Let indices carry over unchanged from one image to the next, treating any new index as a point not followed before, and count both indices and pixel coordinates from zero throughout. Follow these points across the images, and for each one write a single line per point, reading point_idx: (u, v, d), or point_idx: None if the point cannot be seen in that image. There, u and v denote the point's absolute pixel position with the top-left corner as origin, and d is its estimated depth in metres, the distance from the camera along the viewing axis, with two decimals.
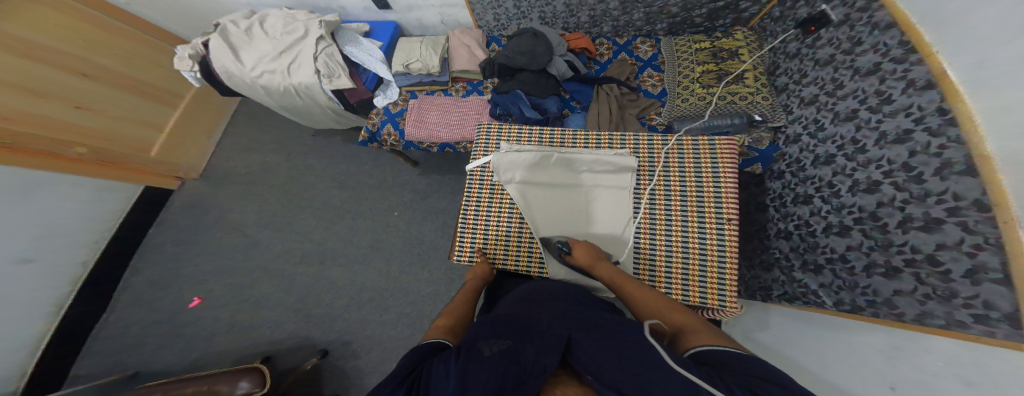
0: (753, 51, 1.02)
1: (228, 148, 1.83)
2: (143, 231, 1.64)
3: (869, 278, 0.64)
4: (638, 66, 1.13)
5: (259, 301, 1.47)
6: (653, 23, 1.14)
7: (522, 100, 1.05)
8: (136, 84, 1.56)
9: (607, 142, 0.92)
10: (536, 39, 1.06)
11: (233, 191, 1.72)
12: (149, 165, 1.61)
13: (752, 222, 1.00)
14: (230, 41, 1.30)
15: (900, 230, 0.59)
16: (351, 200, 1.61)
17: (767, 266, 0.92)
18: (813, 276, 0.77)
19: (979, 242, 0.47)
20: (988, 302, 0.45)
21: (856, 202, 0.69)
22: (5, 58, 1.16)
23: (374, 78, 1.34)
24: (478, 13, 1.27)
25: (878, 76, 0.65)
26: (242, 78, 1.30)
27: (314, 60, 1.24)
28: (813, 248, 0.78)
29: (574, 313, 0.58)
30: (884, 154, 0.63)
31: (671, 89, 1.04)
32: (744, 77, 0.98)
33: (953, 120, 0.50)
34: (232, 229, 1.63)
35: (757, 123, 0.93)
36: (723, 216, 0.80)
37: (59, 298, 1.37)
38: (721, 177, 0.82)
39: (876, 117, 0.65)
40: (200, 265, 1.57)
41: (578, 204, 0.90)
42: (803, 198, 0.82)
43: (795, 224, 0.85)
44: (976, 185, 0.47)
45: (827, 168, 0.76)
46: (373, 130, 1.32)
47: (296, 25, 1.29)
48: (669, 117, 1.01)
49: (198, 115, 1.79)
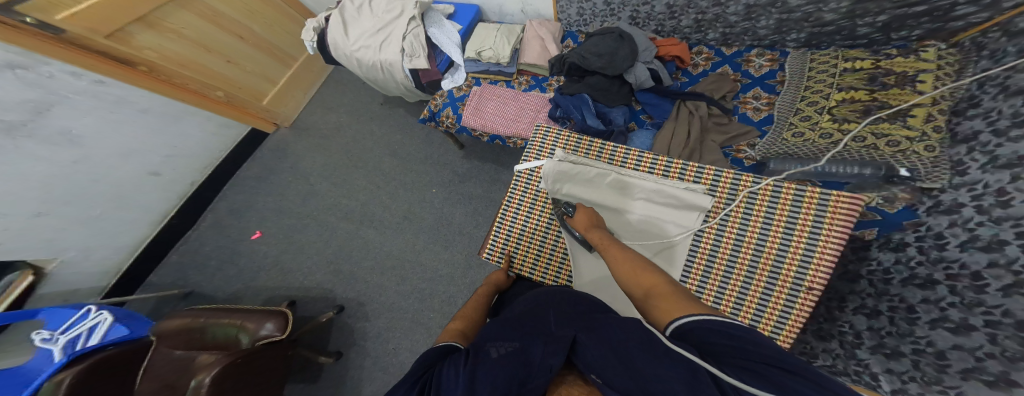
0: (946, 78, 0.67)
1: (315, 104, 2.03)
2: (238, 165, 1.88)
3: (960, 379, 0.46)
4: (744, 83, 0.95)
5: (303, 242, 1.61)
6: (784, 33, 0.91)
7: (587, 107, 0.94)
8: (268, 45, 1.78)
9: (678, 172, 0.76)
10: (620, 42, 0.94)
11: (307, 140, 1.91)
12: (261, 112, 1.84)
13: (831, 290, 0.78)
14: (344, 17, 1.41)
15: None
16: (398, 170, 1.66)
17: (826, 335, 0.74)
18: (881, 360, 0.60)
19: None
20: None
21: (1003, 303, 0.45)
22: (195, 20, 1.45)
23: (447, 61, 1.35)
24: (562, 5, 1.18)
25: None
26: (343, 51, 1.41)
27: (402, 39, 1.30)
28: (903, 334, 0.58)
29: (577, 309, 0.49)
30: None
31: (782, 117, 0.85)
32: (909, 115, 0.69)
33: None
34: (298, 175, 1.81)
35: (898, 179, 0.64)
36: (801, 285, 0.62)
37: (168, 206, 1.65)
38: (818, 244, 0.61)
39: None
40: (266, 202, 1.76)
41: (623, 233, 0.77)
42: (921, 281, 0.58)
43: (891, 303, 0.62)
44: None
45: (982, 256, 0.49)
46: (433, 110, 1.32)
47: (396, 4, 1.35)
48: (763, 153, 0.81)
49: (302, 73, 2.00)
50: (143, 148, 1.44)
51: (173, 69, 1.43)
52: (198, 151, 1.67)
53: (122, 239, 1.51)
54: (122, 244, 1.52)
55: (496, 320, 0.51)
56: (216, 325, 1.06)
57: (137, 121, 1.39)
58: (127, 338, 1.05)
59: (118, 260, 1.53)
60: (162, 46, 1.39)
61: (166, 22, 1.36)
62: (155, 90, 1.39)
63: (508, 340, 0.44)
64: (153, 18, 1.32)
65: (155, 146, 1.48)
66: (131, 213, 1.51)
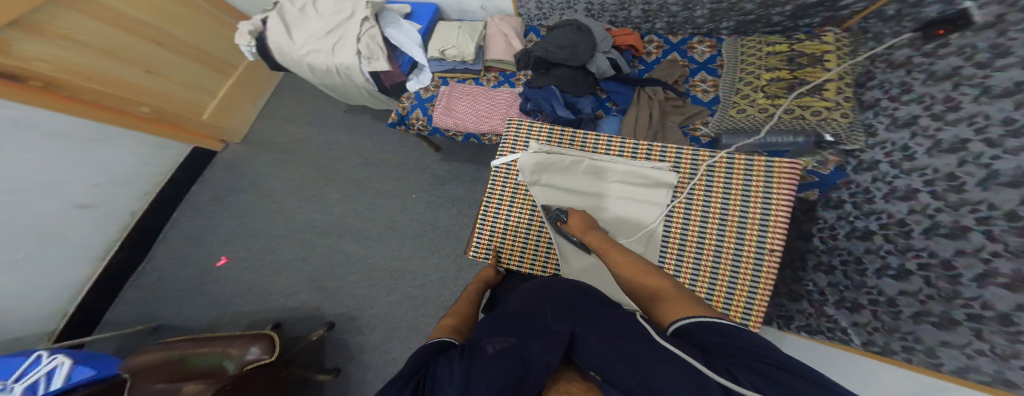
0: (844, 57, 0.80)
1: (268, 115, 1.91)
2: (188, 187, 1.75)
3: (914, 324, 0.54)
4: (690, 68, 1.01)
5: (280, 263, 1.54)
6: (717, 22, 0.99)
7: (555, 98, 0.98)
8: (199, 52, 1.63)
9: (645, 153, 0.82)
10: (580, 33, 0.99)
11: (267, 156, 1.80)
12: (201, 127, 1.70)
13: (789, 250, 0.89)
14: (286, 19, 1.34)
15: (977, 284, 0.46)
16: (372, 179, 1.62)
17: (797, 296, 0.83)
18: (847, 314, 0.68)
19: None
20: None
21: (926, 246, 0.54)
22: (94, 24, 1.27)
23: (410, 62, 1.32)
24: (520, 1, 1.20)
25: (1015, 98, 0.43)
26: (291, 56, 1.34)
27: (356, 41, 1.26)
28: (858, 287, 0.66)
29: (575, 303, 0.50)
30: (985, 198, 0.45)
31: (726, 97, 0.92)
32: (824, 88, 0.80)
33: None
34: (262, 193, 1.71)
35: (825, 144, 0.76)
36: (765, 245, 0.69)
37: (110, 240, 1.52)
38: (772, 207, 0.70)
39: (993, 153, 0.45)
40: (231, 225, 1.66)
41: (602, 216, 0.82)
42: (861, 232, 0.68)
43: (843, 258, 0.71)
44: None
45: (903, 204, 0.59)
46: (403, 113, 1.31)
47: (345, 5, 1.29)
48: (717, 130, 0.89)
49: (248, 83, 1.87)
50: (59, 176, 1.29)
51: (74, 81, 1.27)
52: (133, 175, 1.53)
53: (65, 280, 1.38)
54: (63, 286, 1.38)
55: (490, 316, 0.54)
56: (195, 355, 1.00)
57: (43, 147, 1.22)
58: (96, 378, 0.96)
59: (60, 304, 1.38)
60: (55, 56, 1.21)
61: (57, 27, 1.18)
62: (52, 107, 1.22)
63: (505, 336, 0.46)
64: (41, 24, 1.13)
65: (73, 175, 1.33)
66: (64, 251, 1.36)
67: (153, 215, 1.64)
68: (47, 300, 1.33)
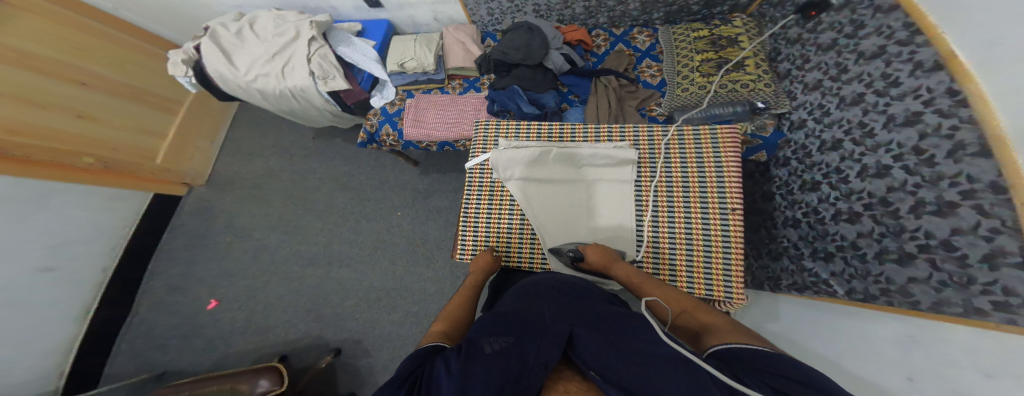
0: (752, 37, 0.98)
1: (228, 152, 1.84)
2: (156, 235, 1.67)
3: (881, 266, 0.62)
4: (636, 57, 1.10)
5: (274, 299, 1.50)
6: (649, 13, 1.12)
7: (520, 96, 1.04)
8: (129, 90, 1.52)
9: (606, 135, 0.89)
10: (531, 33, 1.06)
11: (235, 195, 1.73)
12: (157, 172, 1.61)
13: (758, 211, 0.98)
14: (222, 45, 1.30)
15: (914, 215, 0.56)
16: (353, 202, 1.62)
17: (777, 255, 0.90)
18: (823, 264, 0.76)
19: (995, 226, 0.44)
20: (1008, 288, 0.43)
21: (865, 188, 0.66)
22: (6, 69, 1.15)
23: (370, 78, 1.35)
24: (472, 8, 1.26)
25: (883, 59, 0.63)
26: (236, 83, 1.30)
27: (308, 62, 1.24)
28: (823, 236, 0.76)
29: (577, 305, 0.55)
30: (892, 138, 0.60)
31: (671, 79, 1.01)
32: (744, 64, 0.95)
33: (963, 100, 0.48)
34: (238, 232, 1.65)
35: (760, 110, 0.91)
36: (727, 202, 0.75)
37: (86, 298, 1.43)
38: (725, 168, 0.78)
39: (884, 100, 0.62)
40: (212, 270, 1.59)
41: (579, 200, 0.87)
42: (810, 184, 0.80)
43: (804, 211, 0.82)
44: (990, 166, 0.44)
45: (834, 154, 0.74)
46: (371, 131, 1.32)
47: (287, 27, 1.30)
48: (670, 107, 0.98)
49: (200, 119, 1.78)
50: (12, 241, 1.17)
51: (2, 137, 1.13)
52: (92, 229, 1.43)
53: (42, 347, 1.28)
54: (51, 348, 1.31)
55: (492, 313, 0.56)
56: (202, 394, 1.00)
57: None
58: None
59: (51, 367, 1.32)
60: None
61: None
62: None
63: (504, 336, 0.47)
64: None
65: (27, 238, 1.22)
66: (46, 314, 1.30)
67: (126, 269, 1.56)
68: (38, 365, 1.27)
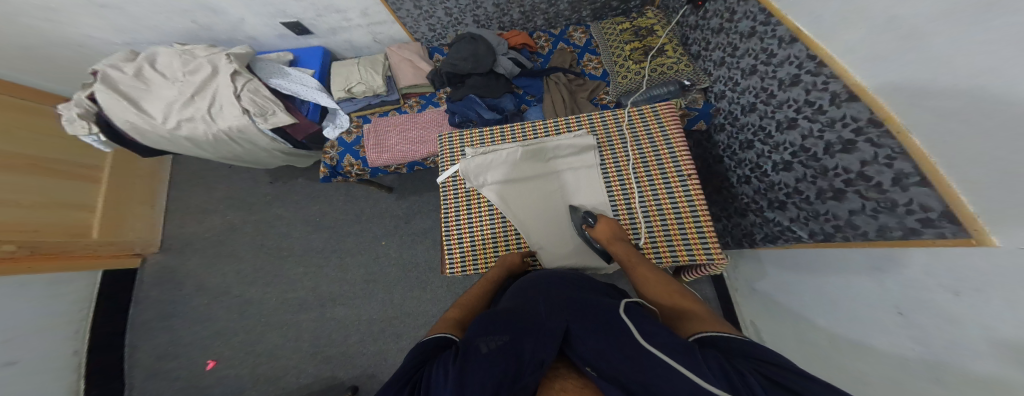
0: (664, 26, 1.12)
1: (177, 215, 1.69)
2: (125, 311, 1.53)
3: (825, 204, 0.73)
4: (577, 53, 1.18)
5: (273, 349, 1.44)
6: (578, 12, 1.20)
7: (477, 104, 1.08)
8: (36, 161, 1.34)
9: (565, 128, 0.96)
10: (475, 42, 1.09)
11: (199, 257, 1.61)
12: (98, 247, 1.46)
13: (715, 174, 1.10)
14: (123, 90, 1.17)
15: (832, 157, 0.68)
16: (333, 240, 1.58)
17: (742, 212, 1.01)
18: (782, 213, 0.86)
19: (889, 153, 0.55)
20: (924, 205, 0.51)
21: (786, 139, 0.79)
22: None
23: (316, 108, 1.30)
24: (412, 27, 1.27)
25: (756, 38, 0.81)
26: (156, 133, 1.20)
27: (237, 99, 1.16)
28: (773, 187, 0.87)
29: (570, 300, 0.57)
30: (787, 96, 0.75)
31: (611, 69, 1.09)
32: (665, 50, 1.07)
33: (822, 63, 0.65)
34: (213, 294, 1.55)
35: (688, 88, 1.02)
36: (684, 174, 0.84)
37: (66, 389, 1.30)
38: (673, 141, 0.88)
39: (771, 67, 0.78)
40: (194, 339, 1.48)
41: (552, 192, 0.91)
42: (746, 143, 0.93)
43: (749, 168, 0.94)
44: (862, 108, 0.58)
45: (753, 115, 0.88)
46: (333, 164, 1.28)
47: (198, 62, 1.21)
48: (617, 94, 1.06)
49: (132, 182, 1.62)
50: None
51: None
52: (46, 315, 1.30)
53: None
54: None
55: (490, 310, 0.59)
56: None
57: None
58: None
59: None
60: None
61: None
62: None
63: (498, 335, 0.49)
64: None
65: None
66: None
67: (104, 352, 1.42)
68: None
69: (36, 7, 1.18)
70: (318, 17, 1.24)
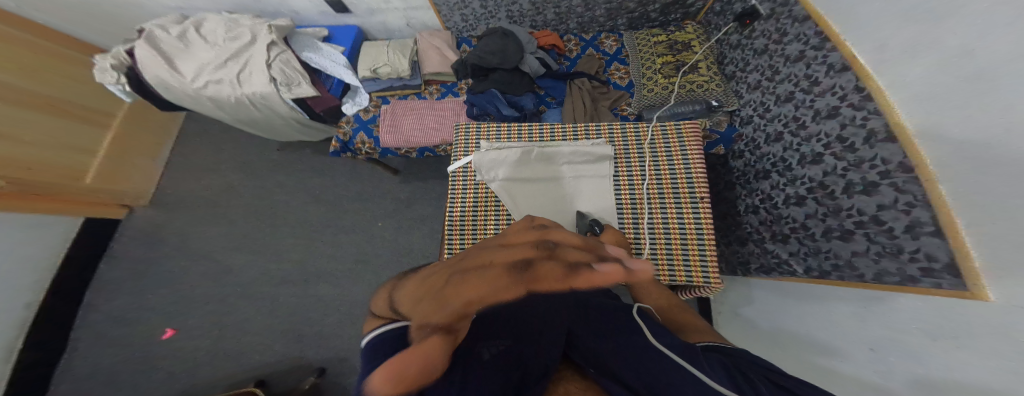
0: (702, 42, 1.11)
1: (178, 171, 1.70)
2: (93, 266, 1.52)
3: (830, 243, 0.70)
4: (605, 60, 1.17)
5: (239, 325, 1.40)
6: (614, 19, 1.21)
7: (499, 99, 1.08)
8: (48, 102, 1.37)
9: (582, 135, 0.94)
10: (506, 39, 1.10)
11: (192, 215, 1.61)
12: (93, 193, 1.48)
13: (723, 200, 1.06)
14: (163, 48, 1.21)
15: (852, 195, 0.65)
16: (329, 215, 1.56)
17: (742, 240, 0.97)
18: (782, 246, 0.84)
19: (910, 200, 0.52)
20: (929, 254, 0.49)
21: (806, 174, 0.76)
22: None
23: (339, 85, 1.32)
24: (446, 15, 1.29)
25: (804, 62, 0.77)
26: (183, 90, 1.22)
27: (269, 67, 1.19)
28: (779, 220, 0.84)
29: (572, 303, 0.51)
30: (820, 129, 0.72)
31: (637, 80, 1.09)
32: (698, 67, 1.06)
33: (869, 94, 0.59)
34: (194, 256, 1.53)
35: (715, 108, 0.99)
36: (696, 194, 0.80)
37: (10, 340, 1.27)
38: (690, 159, 0.85)
39: (809, 97, 0.75)
40: (166, 298, 1.46)
41: (559, 198, 0.87)
42: (763, 173, 0.90)
43: (760, 198, 0.91)
44: (896, 150, 0.54)
45: (777, 145, 0.85)
46: (345, 140, 1.28)
47: (241, 30, 1.24)
48: (639, 107, 1.04)
49: (139, 134, 1.65)
50: None
51: None
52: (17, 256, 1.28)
53: None
54: None
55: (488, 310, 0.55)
56: None
57: None
58: None
59: None
60: None
61: None
62: None
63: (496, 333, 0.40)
64: None
65: None
66: None
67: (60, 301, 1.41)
68: None
69: None
70: None
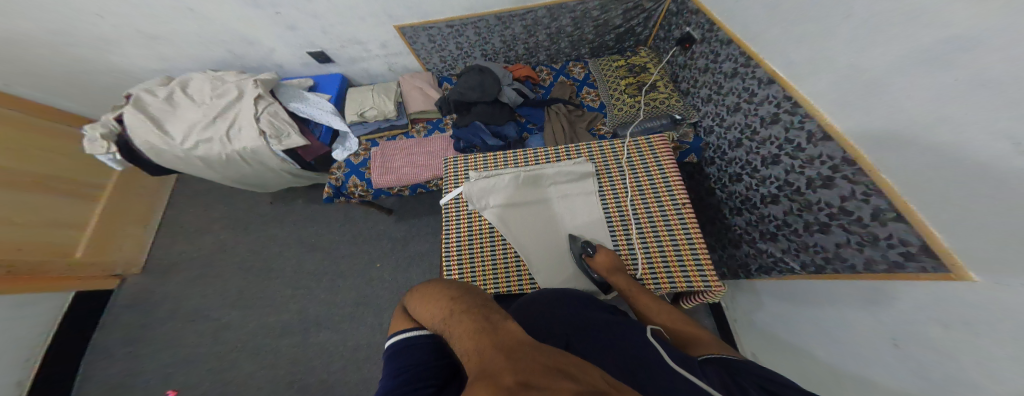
0: (654, 65, 1.20)
1: (170, 234, 1.70)
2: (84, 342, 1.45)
3: (812, 237, 0.73)
4: (577, 86, 1.25)
5: (240, 385, 1.34)
6: (578, 49, 1.30)
7: (482, 131, 1.13)
8: (35, 179, 1.38)
9: (565, 155, 0.98)
10: (482, 74, 1.17)
11: (186, 276, 1.59)
12: (77, 268, 1.44)
13: (708, 206, 1.10)
14: (150, 112, 1.24)
15: (816, 190, 0.69)
16: (326, 260, 1.56)
17: (735, 243, 1.00)
18: (773, 244, 0.86)
19: (865, 190, 0.57)
20: (903, 239, 0.52)
21: (772, 174, 0.81)
22: None
23: (328, 132, 1.35)
24: (424, 58, 1.36)
25: (738, 76, 0.86)
26: (173, 152, 1.24)
27: (256, 121, 1.22)
28: (763, 219, 0.88)
29: (571, 314, 0.56)
30: (769, 132, 0.79)
31: (608, 101, 1.15)
32: (657, 86, 1.14)
33: (796, 103, 0.69)
34: (190, 318, 1.50)
35: (679, 122, 1.07)
36: (678, 201, 0.85)
37: None
38: (666, 169, 0.90)
39: (752, 105, 0.82)
40: (163, 364, 1.40)
41: (548, 217, 0.90)
42: (735, 176, 0.95)
43: (739, 200, 0.95)
44: (835, 148, 0.61)
45: (740, 150, 0.90)
46: (337, 185, 1.31)
47: (227, 87, 1.29)
48: (613, 125, 1.10)
49: (129, 201, 1.66)
50: None
51: None
52: (6, 334, 1.23)
53: None
54: None
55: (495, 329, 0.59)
56: None
57: None
58: None
59: None
60: None
61: None
62: None
63: None
64: None
65: None
66: None
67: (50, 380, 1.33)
68: None
69: (95, 39, 1.30)
70: (342, 47, 1.34)
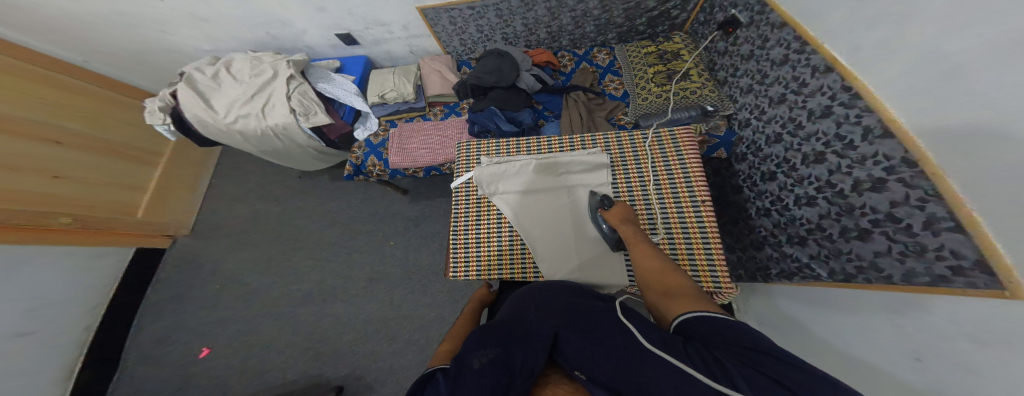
0: (691, 51, 1.13)
1: (211, 201, 1.84)
2: (139, 291, 1.62)
3: (848, 243, 0.68)
4: (599, 73, 1.20)
5: (265, 343, 1.45)
6: (604, 34, 1.24)
7: (497, 116, 1.11)
8: (104, 144, 1.52)
9: (579, 144, 0.95)
10: (500, 58, 1.15)
11: (223, 240, 1.73)
12: (139, 226, 1.58)
13: (732, 204, 1.04)
14: (198, 88, 1.33)
15: (863, 192, 0.63)
16: (345, 235, 1.63)
17: (757, 244, 0.94)
18: (800, 249, 0.80)
19: (922, 195, 0.51)
20: (955, 251, 0.47)
21: (811, 173, 0.75)
22: None
23: (351, 111, 1.39)
24: (445, 41, 1.36)
25: (789, 65, 0.79)
26: (216, 126, 1.32)
27: (288, 99, 1.28)
28: (793, 221, 0.81)
29: (565, 303, 0.53)
30: (817, 127, 0.72)
31: (632, 90, 1.10)
32: (690, 74, 1.07)
33: (856, 95, 0.62)
34: (224, 280, 1.62)
35: (710, 113, 1.01)
36: (697, 198, 0.80)
37: (69, 361, 1.37)
38: (687, 163, 0.85)
39: (801, 98, 0.76)
40: (202, 319, 1.54)
41: (563, 207, 0.87)
42: (768, 174, 0.88)
43: (770, 200, 0.89)
44: (895, 145, 0.55)
45: (778, 146, 0.84)
46: (358, 163, 1.35)
47: (264, 67, 1.34)
48: (635, 115, 1.06)
49: (180, 168, 1.79)
50: None
51: None
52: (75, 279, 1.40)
53: None
54: None
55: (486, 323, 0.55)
56: None
57: None
58: None
59: None
60: None
61: None
62: None
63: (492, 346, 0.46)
64: None
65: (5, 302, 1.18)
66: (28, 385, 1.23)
67: (111, 323, 1.51)
68: None
69: (148, 20, 1.39)
70: (366, 29, 1.36)
